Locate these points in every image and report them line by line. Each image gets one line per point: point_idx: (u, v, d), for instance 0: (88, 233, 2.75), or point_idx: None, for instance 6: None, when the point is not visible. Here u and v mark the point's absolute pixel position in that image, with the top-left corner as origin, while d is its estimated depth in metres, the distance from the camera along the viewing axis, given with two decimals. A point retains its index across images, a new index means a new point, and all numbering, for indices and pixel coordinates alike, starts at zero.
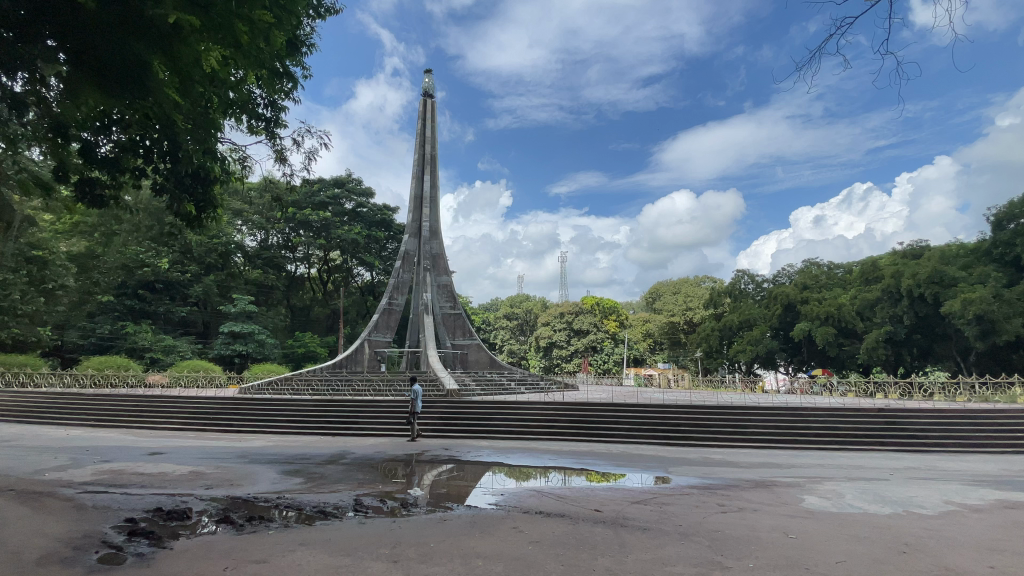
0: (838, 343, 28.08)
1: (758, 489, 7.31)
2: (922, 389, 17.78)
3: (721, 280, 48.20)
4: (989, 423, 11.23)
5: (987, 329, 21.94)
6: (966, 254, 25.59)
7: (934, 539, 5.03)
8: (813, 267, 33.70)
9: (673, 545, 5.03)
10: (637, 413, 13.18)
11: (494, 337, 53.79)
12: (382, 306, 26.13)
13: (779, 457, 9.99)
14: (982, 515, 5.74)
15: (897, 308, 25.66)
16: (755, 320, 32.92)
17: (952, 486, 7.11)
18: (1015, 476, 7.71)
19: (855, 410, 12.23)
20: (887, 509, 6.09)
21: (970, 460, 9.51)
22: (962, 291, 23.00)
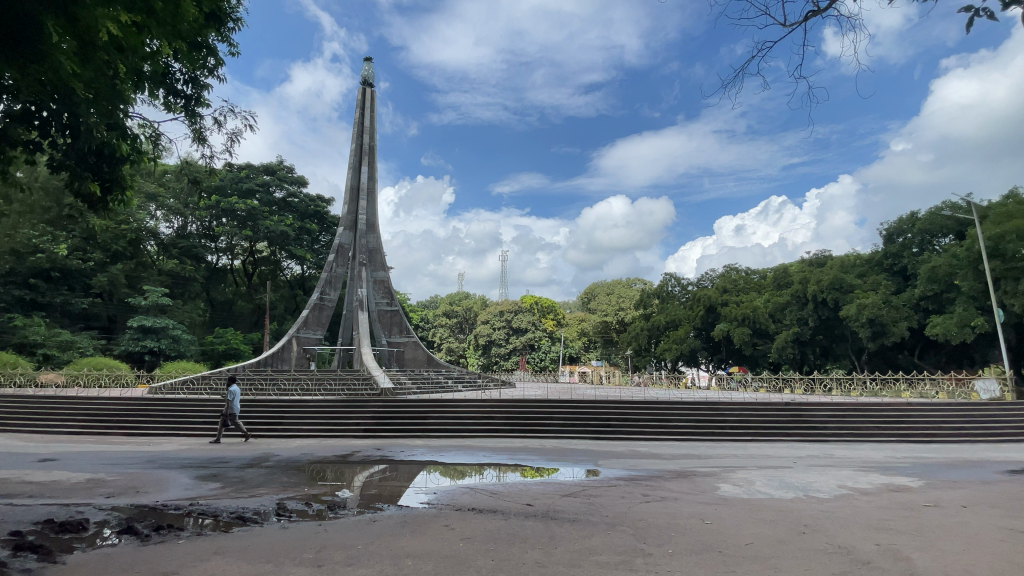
0: (753, 343, 30.45)
1: (679, 479, 7.76)
2: (822, 384, 19.71)
3: (652, 282, 50.73)
4: (877, 415, 12.59)
5: (879, 330, 24.48)
6: (862, 263, 28.47)
7: (829, 520, 5.58)
8: (733, 272, 36.26)
9: (600, 535, 5.22)
10: (570, 409, 13.52)
11: (432, 335, 53.22)
12: (313, 301, 24.98)
13: (698, 448, 10.65)
14: (870, 498, 6.43)
15: (803, 311, 28.14)
16: (681, 320, 34.90)
17: (845, 472, 7.91)
18: (896, 462, 8.70)
19: (765, 404, 13.27)
20: (790, 494, 6.67)
21: (859, 448, 10.60)
22: (859, 297, 25.62)
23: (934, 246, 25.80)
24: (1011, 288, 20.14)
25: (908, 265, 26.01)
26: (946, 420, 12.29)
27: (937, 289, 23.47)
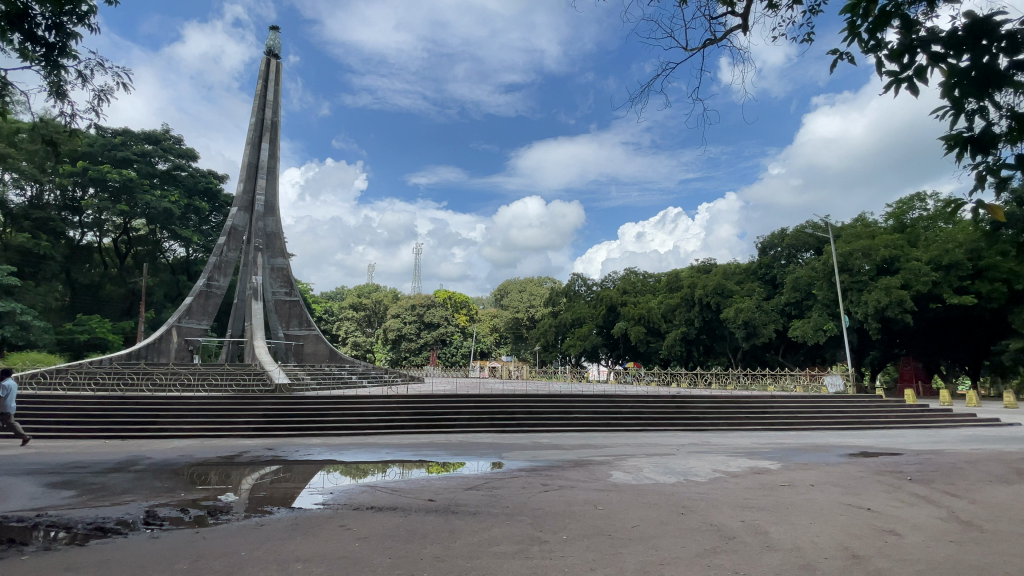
0: (647, 341, 33.09)
1: (577, 468, 8.19)
2: (704, 378, 21.91)
3: (561, 282, 52.80)
4: (747, 406, 14.24)
5: (751, 331, 27.54)
6: (741, 271, 31.77)
7: (703, 500, 6.24)
8: (633, 275, 38.88)
9: (499, 526, 5.35)
10: (477, 404, 13.67)
11: (337, 328, 50.90)
12: (198, 288, 22.71)
13: (594, 439, 11.30)
14: (738, 480, 7.28)
15: (690, 313, 30.72)
16: (585, 318, 36.91)
17: (719, 457, 8.86)
18: (760, 448, 9.91)
19: (655, 397, 14.43)
20: (672, 479, 7.34)
21: (731, 436, 11.91)
22: (737, 301, 28.64)
23: (798, 259, 29.45)
24: (854, 298, 23.69)
25: (777, 275, 29.62)
26: (800, 410, 14.24)
27: (799, 297, 26.80)
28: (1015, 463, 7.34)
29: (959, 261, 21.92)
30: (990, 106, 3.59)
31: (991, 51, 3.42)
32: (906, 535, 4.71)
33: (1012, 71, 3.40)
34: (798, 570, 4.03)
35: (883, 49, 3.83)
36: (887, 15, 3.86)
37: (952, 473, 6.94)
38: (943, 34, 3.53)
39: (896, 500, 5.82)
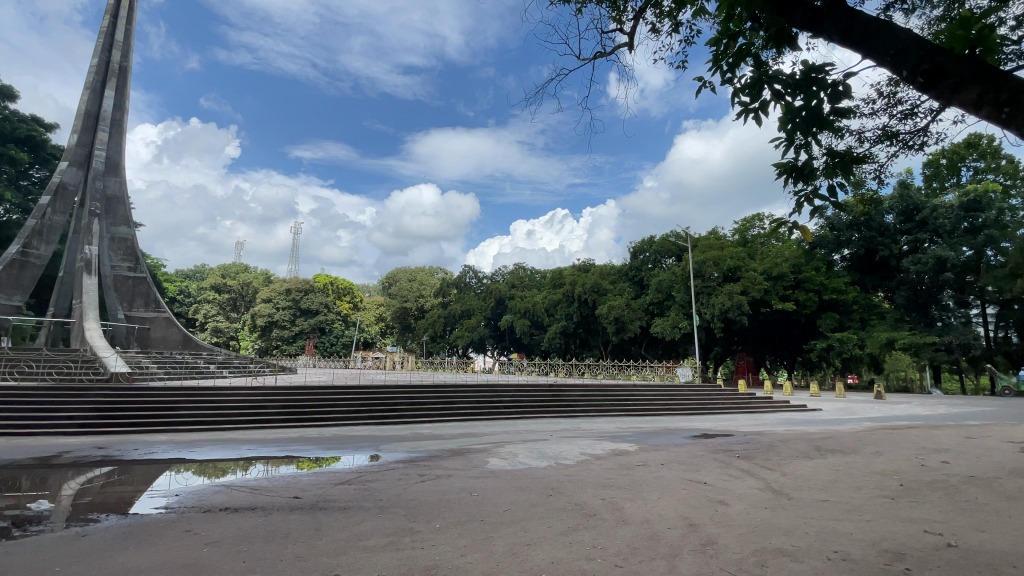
0: (530, 333, 34.69)
1: (455, 457, 8.29)
2: (579, 368, 23.56)
3: (451, 273, 52.79)
4: (614, 394, 15.58)
5: (620, 327, 30.07)
6: (616, 272, 34.58)
7: (570, 482, 6.71)
8: (521, 270, 40.28)
9: (370, 519, 5.22)
10: (356, 395, 13.18)
11: (196, 311, 45.33)
12: (8, 256, 18.61)
13: (474, 427, 11.53)
14: (602, 461, 7.94)
15: (570, 308, 32.78)
16: (474, 310, 37.85)
17: (587, 441, 9.59)
18: (622, 432, 10.91)
19: (533, 386, 15.16)
20: (544, 463, 7.78)
21: (599, 421, 12.94)
22: (610, 299, 31.11)
23: (662, 264, 32.62)
24: (704, 301, 27.10)
25: (644, 277, 32.64)
26: (657, 397, 15.97)
27: (661, 297, 29.62)
28: (814, 441, 9.01)
29: (784, 273, 26.02)
30: (814, 142, 4.32)
31: (818, 97, 4.10)
32: (732, 504, 5.53)
33: (831, 115, 4.11)
34: (646, 541, 4.52)
35: (740, 81, 4.41)
36: (745, 52, 4.43)
37: (769, 450, 8.30)
38: (786, 76, 4.16)
39: (728, 475, 6.80)
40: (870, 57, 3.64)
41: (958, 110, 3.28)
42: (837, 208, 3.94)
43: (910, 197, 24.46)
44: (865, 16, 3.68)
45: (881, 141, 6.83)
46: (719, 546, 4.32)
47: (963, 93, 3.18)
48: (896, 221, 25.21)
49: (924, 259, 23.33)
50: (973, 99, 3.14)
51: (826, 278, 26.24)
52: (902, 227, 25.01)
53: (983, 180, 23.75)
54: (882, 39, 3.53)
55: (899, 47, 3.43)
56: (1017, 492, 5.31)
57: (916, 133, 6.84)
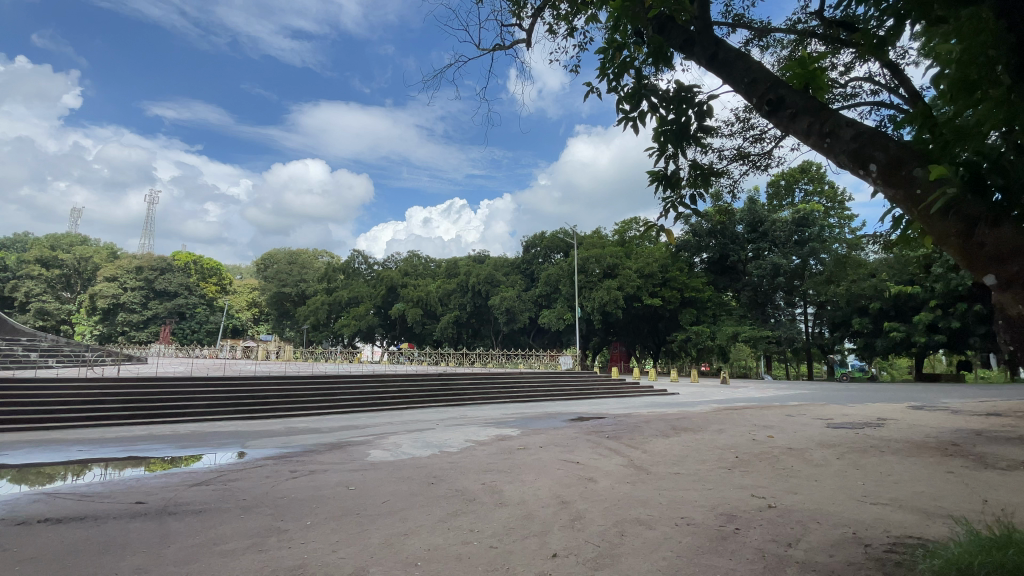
0: (422, 322, 34.19)
1: (332, 450, 7.90)
2: (469, 358, 23.77)
3: (338, 257, 49.99)
4: (500, 382, 16.00)
5: (510, 317, 30.90)
6: (509, 264, 35.48)
7: (452, 469, 6.77)
8: (414, 258, 39.48)
9: (231, 521, 4.78)
10: (222, 388, 11.92)
11: (11, 289, 37.47)
12: None
13: (357, 419, 11.08)
14: (485, 447, 8.11)
15: (463, 298, 32.91)
16: (362, 298, 36.36)
17: (472, 428, 9.74)
18: (506, 418, 11.25)
19: (421, 376, 15.00)
20: (427, 452, 7.74)
21: (485, 409, 13.20)
22: (503, 290, 31.87)
23: (551, 259, 34.02)
24: (587, 295, 28.91)
25: (535, 271, 33.80)
26: (541, 384, 16.75)
27: (549, 290, 30.95)
28: (672, 421, 10.12)
29: (654, 272, 28.74)
30: (681, 154, 4.80)
31: (686, 113, 4.56)
32: (600, 481, 6.02)
33: (697, 132, 4.60)
34: (521, 520, 4.74)
35: (622, 90, 4.73)
36: (628, 65, 4.80)
37: (635, 431, 9.15)
38: (662, 91, 4.56)
39: (598, 454, 7.38)
40: (730, 82, 4.13)
41: (793, 137, 3.83)
42: (697, 216, 4.43)
43: (756, 210, 28.19)
44: (728, 48, 4.20)
45: (736, 160, 7.82)
46: (586, 520, 4.67)
47: (797, 122, 3.72)
48: (744, 231, 28.84)
49: (764, 265, 27.18)
50: (803, 128, 3.70)
51: (688, 278, 29.48)
52: (749, 237, 28.65)
53: (811, 201, 28.38)
54: (740, 68, 4.05)
55: (754, 77, 3.95)
56: (820, 459, 6.49)
57: (763, 155, 7.93)
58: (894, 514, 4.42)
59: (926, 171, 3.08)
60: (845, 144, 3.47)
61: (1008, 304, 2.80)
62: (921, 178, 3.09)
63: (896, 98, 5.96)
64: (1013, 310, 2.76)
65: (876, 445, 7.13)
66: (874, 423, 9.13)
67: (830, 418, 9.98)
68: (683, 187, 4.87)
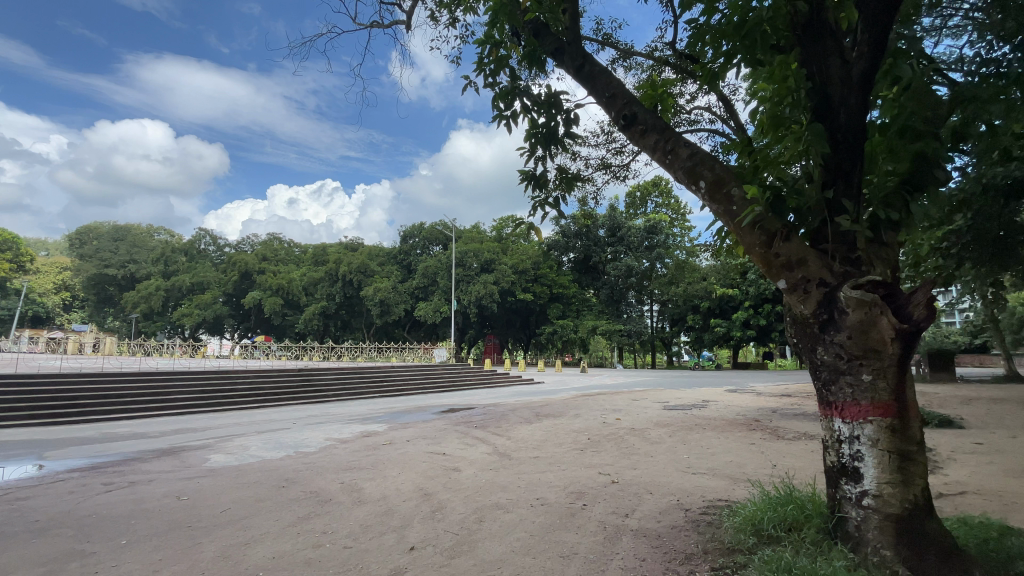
0: (282, 313, 31.54)
1: (162, 457, 6.87)
2: (336, 352, 22.45)
3: (182, 236, 43.82)
4: (367, 376, 15.40)
5: (385, 309, 29.80)
6: (383, 254, 34.17)
7: (308, 469, 6.33)
8: (275, 243, 36.31)
9: (15, 548, 3.91)
10: (9, 388, 9.66)
11: None
12: None
13: (197, 421, 9.79)
14: (346, 444, 7.73)
15: (332, 288, 31.05)
16: (209, 284, 32.25)
17: (333, 425, 9.22)
18: (372, 413, 10.87)
19: (278, 372, 13.76)
20: (279, 453, 7.13)
21: (350, 404, 12.56)
22: (376, 281, 30.58)
23: (428, 251, 33.58)
24: (463, 288, 29.12)
25: (411, 262, 33.11)
26: (411, 376, 16.52)
27: (426, 283, 30.60)
28: (536, 408, 10.69)
29: (527, 269, 30.10)
30: (550, 157, 5.04)
31: (555, 118, 4.79)
32: (463, 470, 6.12)
33: (564, 138, 4.87)
34: (379, 517, 4.61)
35: (496, 88, 4.80)
36: (504, 63, 4.88)
37: (501, 419, 9.48)
38: (534, 94, 4.73)
39: (464, 444, 7.48)
40: (595, 93, 4.43)
41: (642, 152, 4.24)
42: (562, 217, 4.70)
43: (616, 217, 30.78)
44: (594, 62, 4.50)
45: (600, 169, 8.47)
46: (446, 510, 4.71)
47: (647, 137, 4.12)
48: (605, 235, 31.19)
49: (620, 267, 29.85)
50: (650, 144, 4.11)
51: (556, 276, 31.52)
52: (609, 240, 31.14)
53: (660, 212, 31.94)
54: (603, 81, 4.37)
55: (613, 92, 4.29)
56: (656, 437, 7.37)
57: (622, 167, 8.71)
58: (709, 481, 5.20)
59: (742, 191, 3.65)
60: (684, 161, 3.94)
61: (794, 304, 3.43)
62: (737, 197, 3.65)
63: (725, 127, 6.90)
64: (798, 309, 3.40)
65: (700, 423, 8.32)
66: (699, 404, 10.64)
67: (666, 401, 11.40)
68: (550, 189, 5.13)
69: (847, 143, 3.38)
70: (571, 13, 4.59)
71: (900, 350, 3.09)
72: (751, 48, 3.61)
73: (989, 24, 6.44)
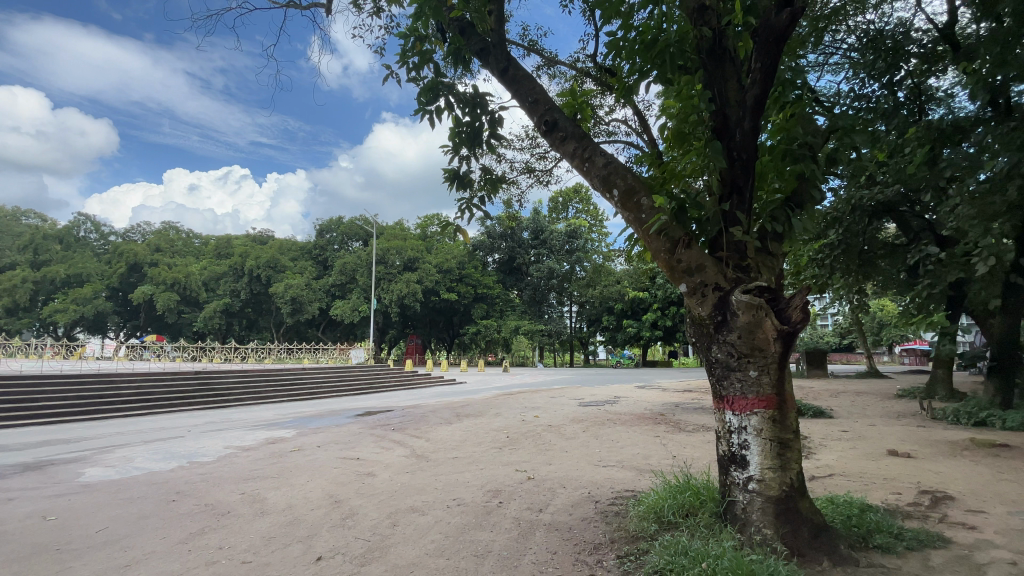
0: (177, 310, 28.75)
1: (22, 474, 5.97)
2: (241, 353, 20.83)
3: (55, 221, 38.54)
4: (276, 378, 14.46)
5: (296, 308, 28.11)
6: (297, 248, 32.19)
7: (204, 481, 5.81)
8: (170, 232, 33.32)
9: None
10: None
11: None
12: None
13: (69, 431, 8.63)
14: (250, 452, 7.19)
15: (237, 284, 28.86)
16: (89, 277, 28.65)
17: (235, 432, 8.54)
18: (280, 418, 10.21)
19: (171, 375, 12.49)
20: (171, 465, 6.47)
21: (256, 409, 11.72)
22: (287, 277, 28.75)
23: (347, 247, 32.28)
24: (384, 287, 28.29)
25: (328, 258, 31.59)
26: (325, 378, 15.77)
27: (343, 280, 29.35)
28: (455, 408, 10.63)
29: (452, 268, 29.95)
30: (475, 157, 5.03)
31: (480, 119, 4.80)
32: (378, 474, 5.93)
33: (489, 139, 4.89)
34: (284, 527, 4.35)
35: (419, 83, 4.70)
36: (429, 59, 4.80)
37: (419, 420, 9.32)
38: (459, 93, 4.70)
39: (380, 447, 7.26)
40: (519, 97, 4.50)
41: (562, 158, 4.37)
42: (485, 217, 4.73)
43: (539, 220, 31.47)
44: (517, 66, 4.57)
45: (524, 172, 8.59)
46: (358, 516, 4.54)
47: (566, 144, 4.26)
48: (529, 237, 31.79)
49: (542, 269, 30.56)
50: (569, 150, 4.25)
51: (480, 276, 31.47)
52: (533, 242, 31.79)
53: (580, 218, 33.10)
54: (526, 85, 4.45)
55: (535, 97, 4.39)
56: (572, 433, 7.63)
57: (545, 172, 8.91)
58: (618, 474, 5.48)
59: (651, 201, 3.88)
60: (601, 169, 4.13)
61: (694, 307, 3.71)
62: (647, 207, 3.88)
63: (640, 140, 7.27)
64: (697, 311, 3.68)
65: (612, 418, 8.73)
66: (611, 401, 11.17)
67: (582, 398, 11.84)
68: (474, 189, 5.13)
69: (741, 160, 3.72)
70: (497, 15, 4.62)
71: (780, 348, 3.43)
72: (661, 67, 3.86)
73: (864, 63, 7.32)
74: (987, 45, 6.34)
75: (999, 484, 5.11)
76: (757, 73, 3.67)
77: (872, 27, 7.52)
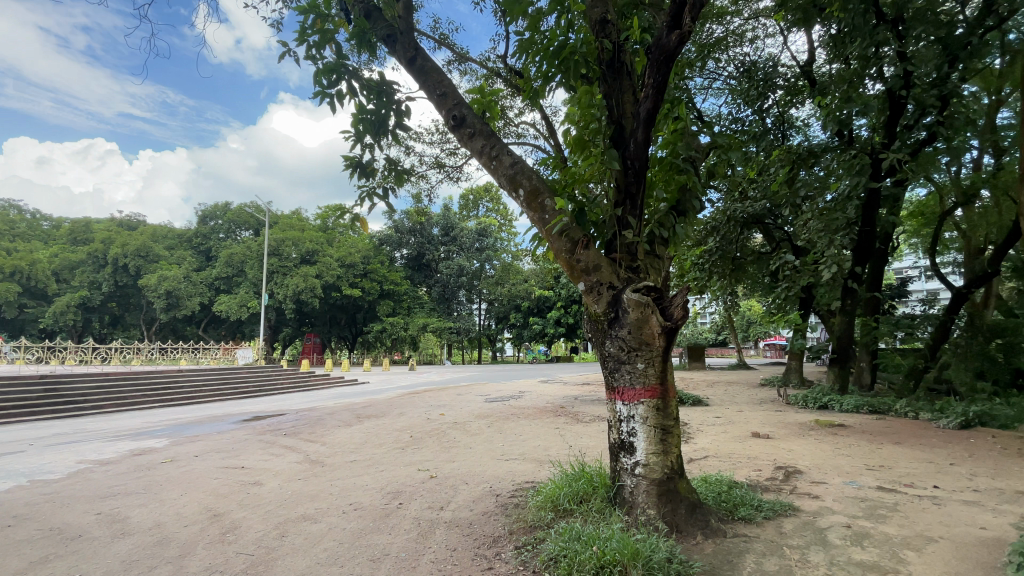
0: (17, 304, 24.40)
1: None
2: (102, 354, 18.16)
3: None
4: (146, 382, 12.83)
5: (172, 303, 25.17)
6: (174, 236, 28.78)
7: (49, 502, 4.99)
8: (8, 212, 28.06)
9: None
10: None
11: None
12: None
13: None
14: (109, 467, 6.30)
15: (99, 275, 25.22)
16: None
17: (92, 444, 7.44)
18: (150, 426, 9.07)
19: (7, 381, 10.54)
20: (3, 485, 5.46)
21: (119, 417, 10.31)
22: (161, 267, 25.64)
23: (235, 236, 29.54)
24: (278, 280, 26.33)
25: (212, 247, 28.67)
26: (207, 381, 14.31)
27: (230, 273, 26.85)
28: (356, 409, 10.20)
29: (355, 263, 28.69)
30: (379, 145, 4.86)
31: (386, 107, 4.64)
32: (266, 483, 5.51)
33: (395, 128, 4.75)
34: (151, 548, 3.88)
35: (319, 62, 4.42)
36: (330, 39, 4.54)
37: (315, 424, 8.81)
38: (364, 78, 4.51)
39: (269, 454, 6.74)
40: (427, 89, 4.42)
41: (469, 154, 4.38)
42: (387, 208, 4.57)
43: (450, 217, 31.22)
44: (426, 57, 4.50)
45: (432, 167, 8.46)
46: (241, 530, 4.19)
47: (474, 141, 4.27)
48: (439, 233, 31.45)
49: (451, 266, 30.42)
50: (477, 147, 4.27)
51: (387, 272, 30.36)
52: (442, 239, 31.48)
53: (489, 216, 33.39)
54: (434, 78, 4.39)
55: (443, 91, 4.35)
56: (475, 429, 7.68)
57: (455, 168, 8.85)
58: (520, 467, 5.62)
59: (554, 202, 4.02)
60: (507, 168, 4.19)
61: (591, 304, 3.92)
62: (549, 207, 4.02)
63: (546, 144, 7.49)
64: (594, 308, 3.89)
65: (516, 413, 8.93)
66: (515, 396, 11.42)
67: (487, 394, 11.96)
68: (377, 178, 4.95)
69: (634, 168, 3.95)
70: (404, 3, 4.51)
71: (664, 342, 3.72)
72: (566, 73, 4.00)
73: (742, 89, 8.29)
74: (837, 83, 7.48)
75: (836, 458, 6.03)
76: (649, 88, 3.86)
77: (748, 59, 8.53)
